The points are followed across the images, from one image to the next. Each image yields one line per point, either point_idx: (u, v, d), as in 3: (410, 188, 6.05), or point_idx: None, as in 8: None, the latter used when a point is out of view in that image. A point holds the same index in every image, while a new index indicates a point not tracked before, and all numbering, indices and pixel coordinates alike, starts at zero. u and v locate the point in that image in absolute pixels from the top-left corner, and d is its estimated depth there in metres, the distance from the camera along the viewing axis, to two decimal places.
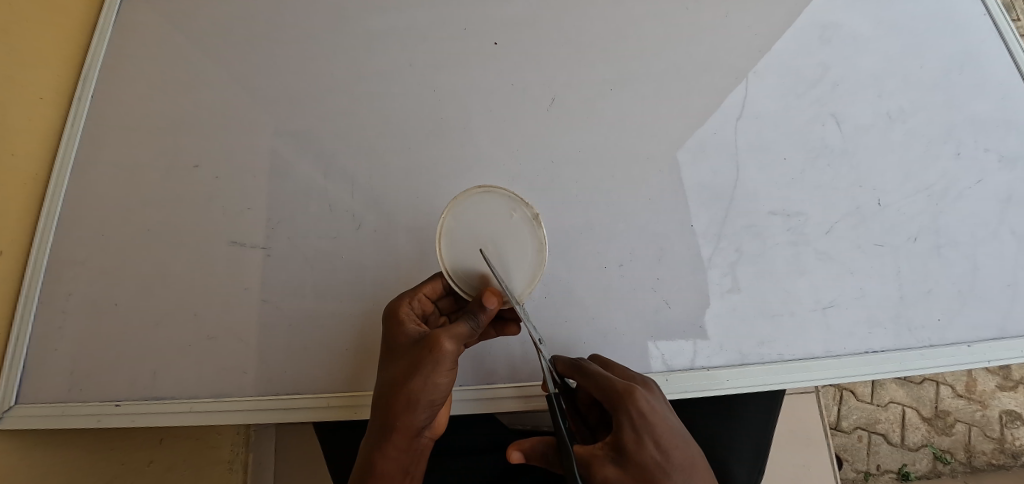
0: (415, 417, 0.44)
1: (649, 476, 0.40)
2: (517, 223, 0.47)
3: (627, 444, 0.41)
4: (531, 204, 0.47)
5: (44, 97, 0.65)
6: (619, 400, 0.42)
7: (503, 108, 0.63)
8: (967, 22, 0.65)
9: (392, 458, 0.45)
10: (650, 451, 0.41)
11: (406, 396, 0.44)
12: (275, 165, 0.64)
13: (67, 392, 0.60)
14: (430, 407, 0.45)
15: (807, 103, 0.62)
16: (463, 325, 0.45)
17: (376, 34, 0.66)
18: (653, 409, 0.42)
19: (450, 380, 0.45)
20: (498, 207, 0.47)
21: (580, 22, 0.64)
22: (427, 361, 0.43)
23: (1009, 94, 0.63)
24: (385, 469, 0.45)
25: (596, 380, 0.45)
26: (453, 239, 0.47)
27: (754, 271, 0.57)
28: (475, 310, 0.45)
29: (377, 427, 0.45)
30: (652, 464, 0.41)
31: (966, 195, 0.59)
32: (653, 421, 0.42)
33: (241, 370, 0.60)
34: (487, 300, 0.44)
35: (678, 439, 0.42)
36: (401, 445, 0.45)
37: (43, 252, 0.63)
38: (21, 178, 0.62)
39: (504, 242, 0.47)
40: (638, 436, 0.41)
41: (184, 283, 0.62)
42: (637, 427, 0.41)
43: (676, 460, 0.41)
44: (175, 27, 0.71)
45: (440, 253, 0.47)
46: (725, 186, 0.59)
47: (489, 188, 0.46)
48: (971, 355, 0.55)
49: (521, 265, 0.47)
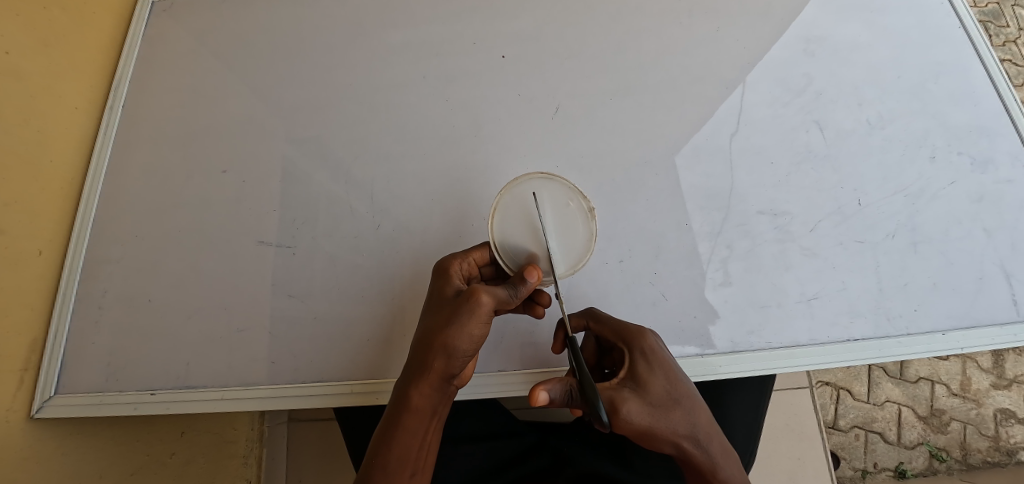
0: (448, 362, 0.47)
1: (661, 402, 0.46)
2: (572, 211, 0.52)
3: (641, 376, 0.47)
4: (587, 198, 0.52)
5: (78, 106, 0.70)
6: (632, 337, 0.50)
7: (512, 117, 0.67)
8: (941, 34, 0.70)
9: (426, 395, 0.48)
10: (661, 382, 0.47)
11: (442, 342, 0.46)
12: (297, 169, 0.69)
13: (104, 382, 0.64)
14: (465, 357, 0.48)
15: (793, 111, 0.66)
16: (501, 289, 0.48)
17: (391, 48, 0.71)
18: (660, 348, 0.50)
19: (482, 334, 0.48)
20: (557, 194, 0.53)
21: (582, 36, 0.69)
22: (463, 310, 0.46)
23: (981, 102, 0.67)
24: (419, 403, 0.48)
25: (612, 323, 0.52)
26: (508, 214, 0.52)
27: (744, 266, 0.61)
28: (517, 283, 0.49)
29: (414, 366, 0.49)
30: (664, 393, 0.46)
31: (941, 195, 0.63)
32: (661, 356, 0.49)
33: (269, 361, 0.64)
34: (528, 275, 0.49)
35: (683, 378, 0.49)
36: (432, 385, 0.48)
37: (79, 251, 0.68)
38: (58, 181, 0.67)
39: (555, 225, 0.52)
40: (650, 368, 0.47)
41: (212, 280, 0.67)
42: (650, 361, 0.48)
43: (683, 392, 0.47)
44: (201, 40, 0.76)
45: (491, 225, 0.52)
46: (716, 187, 0.64)
47: (549, 174, 0.53)
48: (945, 343, 0.59)
49: (568, 249, 0.52)
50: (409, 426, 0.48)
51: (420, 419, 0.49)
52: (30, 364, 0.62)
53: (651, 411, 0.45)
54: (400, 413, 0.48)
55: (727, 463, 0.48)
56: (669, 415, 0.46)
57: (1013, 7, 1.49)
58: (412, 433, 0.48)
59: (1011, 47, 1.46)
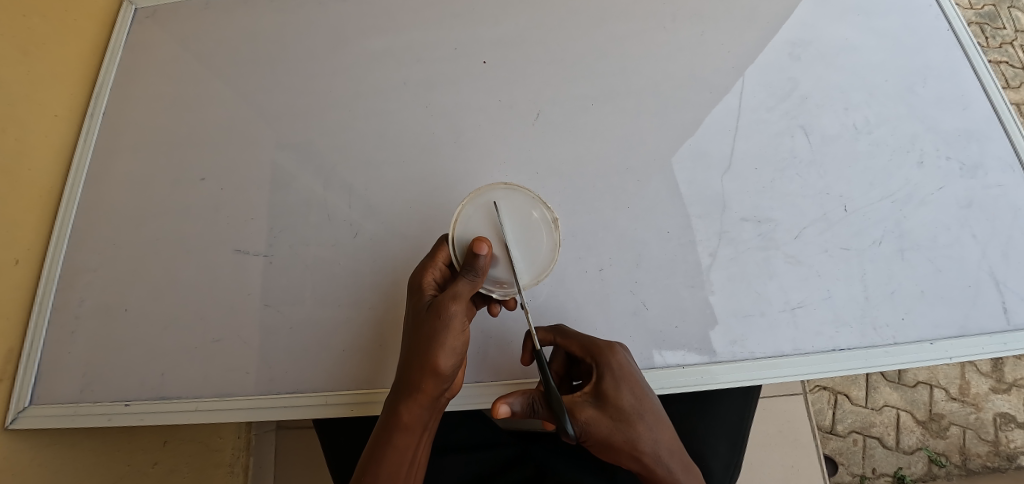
0: (436, 380, 0.46)
1: (625, 417, 0.47)
2: (536, 221, 0.52)
3: (606, 391, 0.47)
4: (551, 209, 0.53)
5: (58, 114, 0.70)
6: (601, 352, 0.50)
7: (492, 123, 0.67)
8: (929, 37, 0.69)
9: (416, 413, 0.47)
10: (628, 398, 0.47)
11: (428, 360, 0.45)
12: (275, 176, 0.68)
13: (79, 393, 0.63)
14: (451, 372, 0.47)
15: (777, 116, 0.65)
16: (464, 282, 0.48)
17: (372, 54, 0.71)
18: (628, 363, 0.50)
19: (463, 342, 0.47)
20: (521, 205, 0.53)
21: (563, 41, 0.68)
22: (442, 325, 0.46)
23: (971, 105, 0.66)
24: (409, 421, 0.47)
25: (579, 338, 0.52)
26: (470, 225, 0.52)
27: (727, 274, 0.60)
28: (471, 265, 0.48)
29: (401, 384, 0.48)
30: (629, 408, 0.47)
31: (929, 201, 0.62)
32: (629, 372, 0.49)
33: (245, 371, 0.63)
34: (478, 248, 0.48)
35: (650, 393, 0.49)
36: (423, 403, 0.47)
37: (57, 260, 0.67)
38: (36, 189, 0.66)
39: (518, 235, 0.52)
40: (617, 384, 0.47)
41: (190, 289, 0.66)
42: (616, 377, 0.48)
43: (649, 407, 0.48)
44: (181, 47, 0.75)
45: (454, 235, 0.52)
46: (699, 194, 0.63)
47: (512, 185, 0.53)
48: (933, 352, 0.58)
49: (533, 260, 0.52)
50: (402, 444, 0.48)
51: (411, 436, 0.48)
52: (5, 375, 0.62)
53: (612, 424, 0.46)
54: (391, 433, 0.47)
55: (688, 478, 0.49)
56: (632, 429, 0.46)
57: (1010, 9, 1.48)
58: (403, 451, 0.48)
59: (1008, 48, 1.45)
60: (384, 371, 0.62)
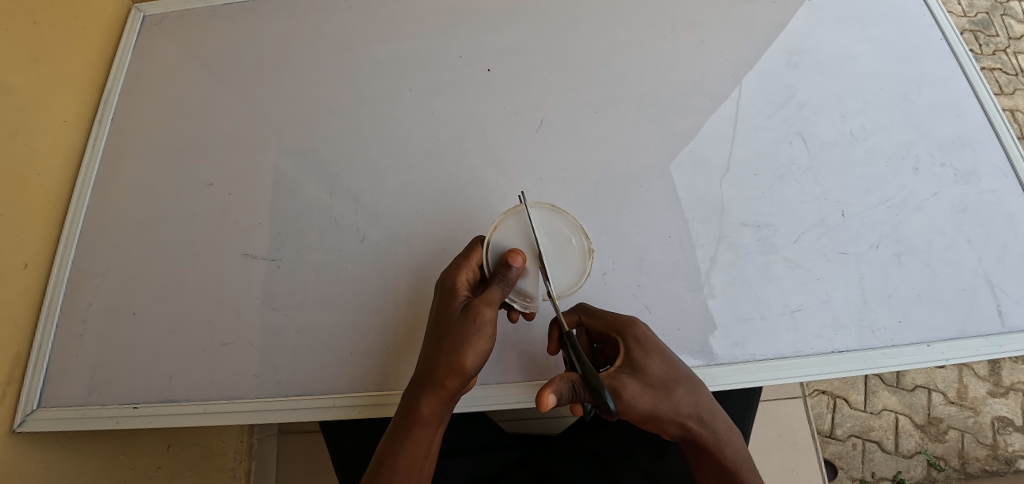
0: (460, 379, 0.47)
1: (662, 383, 0.48)
2: (574, 247, 0.55)
3: (638, 362, 0.48)
4: (589, 240, 0.56)
5: (67, 120, 0.71)
6: (624, 326, 0.51)
7: (497, 129, 0.68)
8: (922, 46, 0.70)
9: (434, 407, 0.48)
10: (660, 365, 0.48)
11: (454, 358, 0.47)
12: (282, 182, 0.69)
13: (87, 396, 0.64)
14: (473, 372, 0.48)
15: (776, 122, 0.67)
16: (495, 288, 0.48)
17: (378, 62, 0.72)
18: (650, 333, 0.51)
19: (489, 346, 0.48)
20: (561, 229, 0.55)
21: (566, 51, 0.70)
22: (473, 328, 0.47)
23: (964, 112, 0.68)
24: (428, 415, 0.48)
25: (603, 315, 0.53)
26: (508, 235, 0.54)
27: (727, 278, 0.61)
28: (503, 272, 0.49)
29: (422, 378, 0.49)
30: (662, 374, 0.48)
31: (924, 206, 0.64)
32: (655, 342, 0.50)
33: (252, 374, 0.63)
34: (511, 259, 0.49)
35: (677, 359, 0.51)
36: (442, 399, 0.48)
37: (65, 264, 0.68)
38: (44, 194, 0.67)
39: (553, 254, 0.54)
40: (646, 353, 0.49)
41: (198, 292, 0.67)
42: (644, 347, 0.49)
43: (680, 372, 0.50)
44: (189, 55, 0.77)
45: (490, 241, 0.54)
46: (700, 199, 0.64)
47: (559, 209, 0.56)
48: (929, 355, 0.59)
49: (561, 279, 0.55)
50: (418, 438, 0.48)
51: (428, 430, 0.49)
52: (13, 378, 0.62)
53: (651, 393, 0.47)
54: (409, 426, 0.48)
55: (731, 439, 0.51)
56: (671, 394, 0.48)
57: (1002, 17, 1.51)
58: (420, 445, 0.49)
59: (1001, 56, 1.48)
60: (390, 375, 0.63)
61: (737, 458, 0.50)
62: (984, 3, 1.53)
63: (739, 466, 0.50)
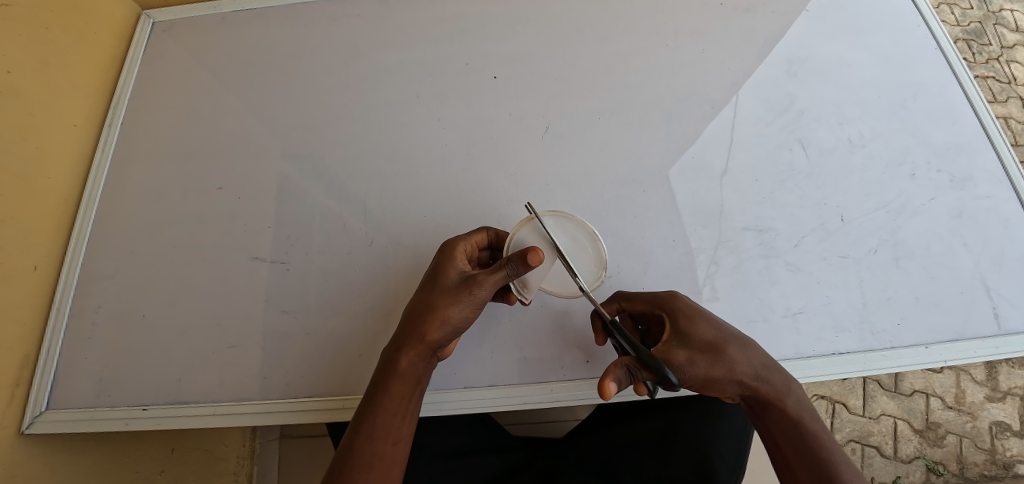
0: (439, 336, 0.50)
1: (713, 345, 0.51)
2: (589, 275, 0.57)
3: (686, 330, 0.52)
4: (605, 269, 0.57)
5: (76, 124, 0.72)
6: (666, 301, 0.55)
7: (503, 135, 0.69)
8: (918, 55, 0.72)
9: (413, 361, 0.51)
10: (707, 330, 0.52)
11: (440, 317, 0.50)
12: (291, 186, 0.70)
13: (96, 398, 0.64)
14: (454, 332, 0.51)
15: (776, 129, 0.68)
16: (504, 270, 0.50)
17: (386, 69, 0.74)
18: (691, 303, 0.55)
19: (474, 315, 0.52)
20: (584, 248, 0.57)
21: (570, 58, 0.72)
22: (465, 296, 0.50)
23: (959, 120, 0.69)
24: (406, 368, 0.51)
25: (642, 296, 0.57)
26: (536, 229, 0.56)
27: (730, 281, 0.63)
28: (517, 261, 0.49)
29: (404, 334, 0.51)
30: (712, 337, 0.52)
31: (922, 211, 0.65)
32: (698, 311, 0.54)
33: (260, 376, 0.64)
34: (531, 257, 0.49)
35: (723, 323, 0.54)
36: (420, 353, 0.51)
37: (73, 268, 0.68)
38: (53, 197, 0.68)
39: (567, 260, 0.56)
40: (692, 321, 0.52)
41: (207, 295, 0.67)
42: (689, 316, 0.53)
43: (729, 334, 0.53)
44: (199, 61, 0.78)
45: (515, 235, 0.56)
46: (702, 204, 0.65)
47: (597, 236, 0.56)
48: (930, 356, 0.60)
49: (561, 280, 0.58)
50: (394, 390, 0.50)
51: (407, 385, 0.51)
52: (21, 381, 0.62)
53: (703, 357, 0.50)
54: (387, 377, 0.51)
55: (790, 390, 0.54)
56: (725, 354, 0.51)
57: (995, 25, 1.54)
58: (398, 401, 0.51)
59: (995, 64, 1.50)
60: None
61: (799, 408, 0.53)
62: (977, 12, 1.55)
63: (802, 416, 0.53)
